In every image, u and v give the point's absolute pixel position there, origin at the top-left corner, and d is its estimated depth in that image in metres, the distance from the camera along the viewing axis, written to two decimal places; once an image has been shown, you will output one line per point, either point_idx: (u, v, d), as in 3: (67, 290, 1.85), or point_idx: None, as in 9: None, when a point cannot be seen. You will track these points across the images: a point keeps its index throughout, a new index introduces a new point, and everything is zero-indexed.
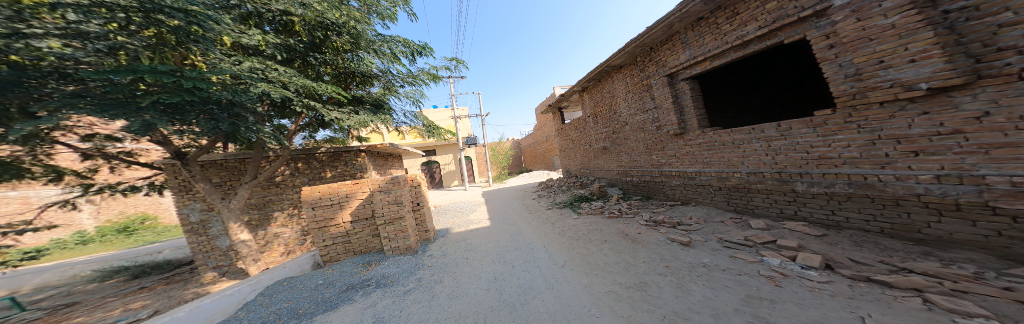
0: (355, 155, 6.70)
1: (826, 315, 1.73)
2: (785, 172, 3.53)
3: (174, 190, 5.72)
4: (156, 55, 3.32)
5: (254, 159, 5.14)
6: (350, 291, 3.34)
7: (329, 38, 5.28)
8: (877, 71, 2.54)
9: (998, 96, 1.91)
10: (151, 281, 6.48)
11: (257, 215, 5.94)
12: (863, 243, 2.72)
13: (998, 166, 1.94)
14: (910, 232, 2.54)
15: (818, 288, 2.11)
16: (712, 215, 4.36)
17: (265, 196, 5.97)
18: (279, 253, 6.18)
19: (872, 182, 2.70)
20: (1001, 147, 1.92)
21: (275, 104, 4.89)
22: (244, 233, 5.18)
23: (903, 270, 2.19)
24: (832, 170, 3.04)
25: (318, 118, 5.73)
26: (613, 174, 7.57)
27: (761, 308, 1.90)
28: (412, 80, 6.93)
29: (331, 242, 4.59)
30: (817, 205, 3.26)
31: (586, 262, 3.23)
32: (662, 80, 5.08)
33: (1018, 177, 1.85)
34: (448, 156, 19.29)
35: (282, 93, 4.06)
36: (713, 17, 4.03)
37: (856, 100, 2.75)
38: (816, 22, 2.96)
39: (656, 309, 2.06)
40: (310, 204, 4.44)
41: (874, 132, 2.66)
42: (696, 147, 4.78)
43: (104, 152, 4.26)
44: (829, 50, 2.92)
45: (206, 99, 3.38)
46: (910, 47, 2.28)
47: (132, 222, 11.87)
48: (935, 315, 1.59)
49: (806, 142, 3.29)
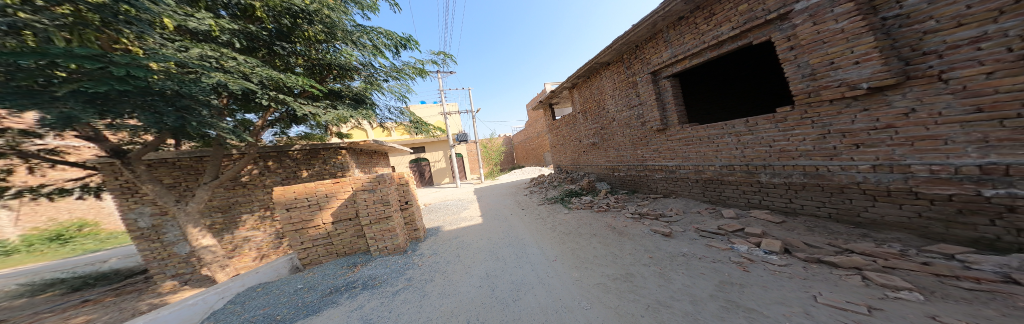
0: (334, 152, 6.29)
1: (786, 296, 1.95)
2: (751, 164, 3.83)
3: (115, 192, 5.01)
4: (75, 37, 2.75)
5: (214, 157, 4.63)
6: (334, 294, 3.19)
7: (300, 26, 4.80)
8: (828, 72, 2.80)
9: (921, 95, 2.23)
10: (96, 294, 5.76)
11: (222, 218, 5.40)
12: (814, 227, 3.08)
13: (921, 156, 2.28)
14: (852, 216, 2.90)
15: (779, 271, 2.38)
16: (690, 206, 4.69)
17: (230, 197, 5.44)
18: (251, 258, 5.74)
19: (822, 172, 3.01)
20: (924, 140, 2.25)
21: (235, 96, 4.36)
22: (206, 238, 4.69)
23: (846, 250, 2.52)
24: (790, 162, 3.36)
25: (289, 113, 5.26)
26: (601, 169, 7.82)
27: (732, 292, 2.11)
28: (396, 74, 6.53)
29: (310, 245, 4.33)
30: (778, 194, 3.60)
31: (576, 256, 3.35)
32: (646, 78, 5.25)
33: (935, 166, 2.18)
34: (438, 153, 18.81)
35: (243, 85, 3.63)
36: (692, 17, 4.18)
37: (811, 98, 3.03)
38: (780, 25, 3.18)
39: (642, 298, 2.21)
40: (284, 205, 4.12)
41: (825, 127, 2.96)
42: (676, 142, 5.04)
43: (19, 150, 3.60)
44: (789, 52, 3.16)
45: (147, 89, 2.93)
46: (855, 50, 2.55)
47: (67, 229, 10.34)
48: (871, 290, 1.86)
49: (769, 137, 3.59)
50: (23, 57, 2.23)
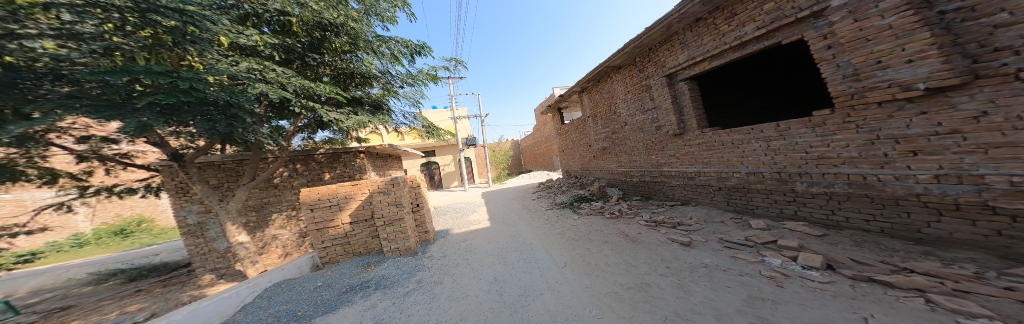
0: (354, 156, 6.67)
1: (829, 316, 1.72)
2: (784, 172, 3.51)
3: (170, 191, 5.66)
4: (153, 57, 3.23)
5: (253, 160, 5.10)
6: (350, 293, 3.31)
7: (328, 39, 5.30)
8: (875, 71, 2.53)
9: (995, 96, 1.91)
10: (148, 284, 6.43)
11: (255, 217, 5.90)
12: (863, 243, 2.71)
13: (997, 166, 1.93)
14: (911, 232, 2.53)
15: (820, 288, 2.11)
16: (712, 215, 4.36)
17: (263, 197, 5.94)
18: (277, 255, 6.15)
19: (871, 182, 2.69)
20: (1000, 147, 1.90)
21: (273, 105, 4.84)
22: (241, 235, 5.10)
23: (904, 269, 2.18)
24: (831, 170, 3.03)
25: (317, 119, 5.73)
26: (613, 174, 7.57)
27: (763, 309, 1.90)
28: (411, 81, 6.91)
29: (330, 244, 4.57)
30: (817, 205, 3.25)
31: (587, 263, 3.22)
32: (662, 80, 5.09)
33: (1016, 177, 1.84)
34: (448, 156, 19.37)
35: (280, 93, 4.00)
36: (711, 18, 4.03)
37: (855, 100, 2.75)
38: (814, 23, 2.96)
39: (658, 310, 2.05)
40: (309, 205, 4.41)
41: (873, 131, 2.65)
42: (696, 147, 4.77)
43: (99, 154, 4.18)
44: (827, 51, 2.91)
45: (203, 99, 3.29)
46: (907, 47, 2.27)
47: (128, 224, 11.82)
48: (938, 316, 1.59)
49: (805, 142, 3.28)
50: (113, 75, 2.64)
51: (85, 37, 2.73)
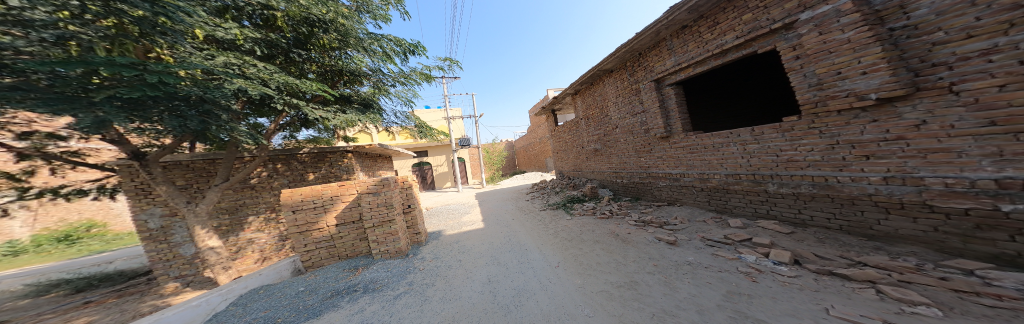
0: (340, 156, 6.53)
1: (796, 308, 1.90)
2: (758, 174, 3.78)
3: (129, 193, 5.14)
4: (116, 48, 2.90)
5: (227, 160, 4.73)
6: (335, 298, 3.19)
7: (316, 34, 4.99)
8: (835, 81, 2.78)
9: (933, 106, 2.19)
10: (99, 295, 5.80)
11: (228, 220, 5.48)
12: (825, 239, 2.99)
13: (934, 169, 2.22)
14: (864, 229, 2.82)
15: (788, 282, 2.31)
16: (694, 215, 4.60)
17: (238, 199, 5.52)
18: (253, 260, 5.76)
19: (832, 183, 2.96)
20: (937, 152, 2.19)
21: (252, 101, 4.52)
22: (212, 239, 4.73)
23: (859, 263, 2.44)
24: (798, 172, 3.31)
25: (300, 117, 5.43)
26: (604, 175, 7.77)
27: (740, 303, 2.05)
28: (404, 80, 6.70)
29: (313, 247, 4.37)
30: (786, 204, 3.53)
31: (579, 263, 3.31)
32: (650, 85, 5.29)
33: (949, 178, 2.13)
34: (441, 157, 18.99)
35: (261, 90, 3.73)
36: (696, 26, 4.23)
37: (818, 108, 3.01)
38: (785, 34, 3.19)
39: (646, 307, 2.16)
40: (290, 207, 4.19)
41: (834, 137, 2.92)
42: (680, 149, 5.01)
43: (44, 152, 3.72)
44: (795, 61, 3.16)
45: (173, 94, 3.00)
46: (862, 60, 2.53)
47: (75, 230, 10.62)
48: (886, 304, 1.80)
49: (776, 146, 3.55)
50: (68, 66, 2.36)
51: (36, 25, 2.45)
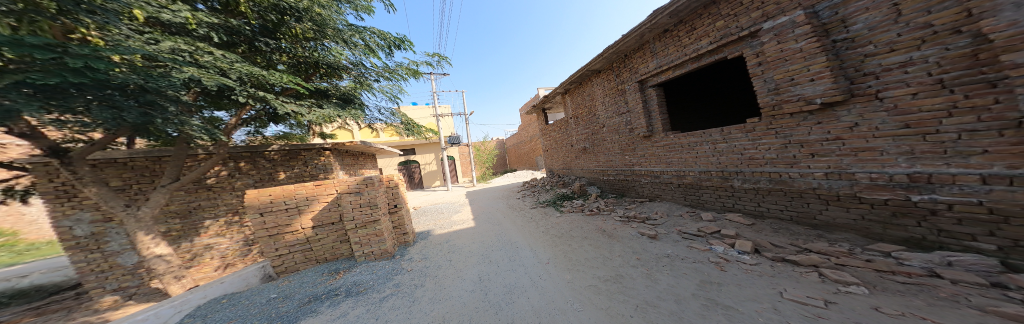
0: (316, 153, 6.19)
1: (759, 293, 2.16)
2: (726, 170, 4.15)
3: (47, 196, 4.35)
4: (27, 28, 2.34)
5: (176, 157, 4.14)
6: (314, 303, 3.00)
7: (287, 23, 4.54)
8: (789, 87, 3.10)
9: (863, 111, 2.57)
10: (9, 316, 4.89)
11: (179, 224, 4.84)
12: (779, 229, 3.40)
13: (863, 165, 2.64)
14: (810, 219, 3.23)
15: (751, 269, 2.61)
16: (673, 209, 4.97)
17: (191, 201, 4.91)
18: (212, 268, 5.16)
19: (785, 179, 3.34)
20: (865, 151, 2.60)
21: (207, 92, 3.95)
22: (160, 246, 4.15)
23: (805, 249, 2.82)
24: (758, 169, 3.69)
25: (268, 111, 4.95)
26: (592, 173, 8.03)
27: (712, 291, 2.28)
28: (389, 75, 6.29)
29: (286, 252, 4.04)
30: (748, 198, 3.92)
31: (568, 259, 3.44)
32: (634, 86, 5.51)
33: (875, 174, 2.54)
34: (429, 155, 18.32)
35: (220, 80, 3.28)
36: (676, 30, 4.43)
37: (775, 111, 3.35)
38: (751, 42, 3.48)
39: (630, 299, 2.32)
40: (257, 209, 3.82)
41: (787, 137, 3.28)
42: (661, 148, 5.32)
43: None
44: (757, 67, 3.47)
45: (105, 82, 2.54)
46: (811, 68, 2.86)
47: None
48: (827, 285, 2.11)
49: (741, 145, 3.90)
50: None
51: None
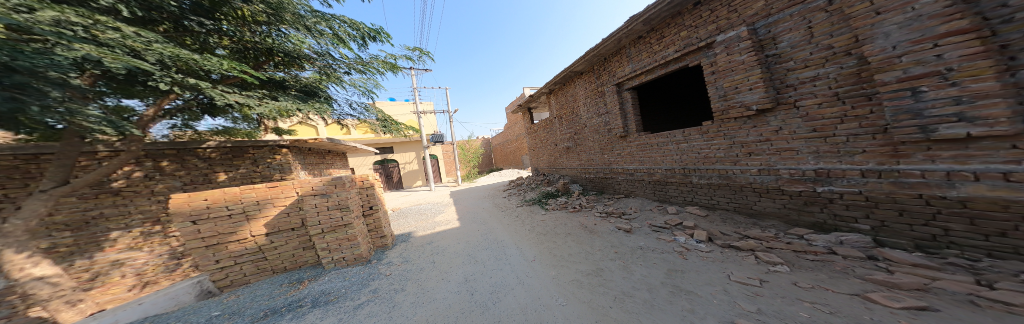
0: (270, 151, 5.64)
1: (713, 277, 2.52)
2: (687, 168, 4.65)
3: None
4: None
5: (60, 154, 3.17)
6: (271, 318, 2.65)
7: (232, 3, 4.11)
8: (734, 95, 3.58)
9: (785, 117, 3.13)
10: None
11: (72, 238, 3.79)
12: (725, 218, 3.96)
13: (783, 162, 3.21)
14: (747, 208, 3.79)
15: (706, 256, 3.03)
16: (644, 204, 5.44)
17: (86, 209, 3.88)
18: (125, 288, 4.13)
19: (731, 175, 3.87)
20: (786, 151, 3.16)
21: (108, 75, 3.08)
22: (42, 267, 3.09)
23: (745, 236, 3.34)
24: (711, 166, 4.21)
25: (204, 102, 4.31)
26: (574, 171, 8.33)
27: (676, 278, 2.60)
28: (362, 67, 5.60)
29: (231, 263, 3.47)
30: (702, 192, 4.43)
31: (552, 255, 3.58)
32: (612, 88, 5.80)
33: (791, 170, 3.12)
34: (409, 154, 17.18)
35: (130, 64, 2.64)
36: (649, 37, 4.71)
37: (723, 115, 3.83)
38: (707, 52, 3.88)
39: (609, 291, 2.52)
40: (188, 216, 3.20)
41: (731, 138, 3.79)
42: (634, 147, 5.74)
43: None
44: (711, 76, 3.89)
45: None
46: (750, 79, 3.35)
47: None
48: (761, 267, 2.56)
49: (697, 145, 4.40)
50: None
51: None
